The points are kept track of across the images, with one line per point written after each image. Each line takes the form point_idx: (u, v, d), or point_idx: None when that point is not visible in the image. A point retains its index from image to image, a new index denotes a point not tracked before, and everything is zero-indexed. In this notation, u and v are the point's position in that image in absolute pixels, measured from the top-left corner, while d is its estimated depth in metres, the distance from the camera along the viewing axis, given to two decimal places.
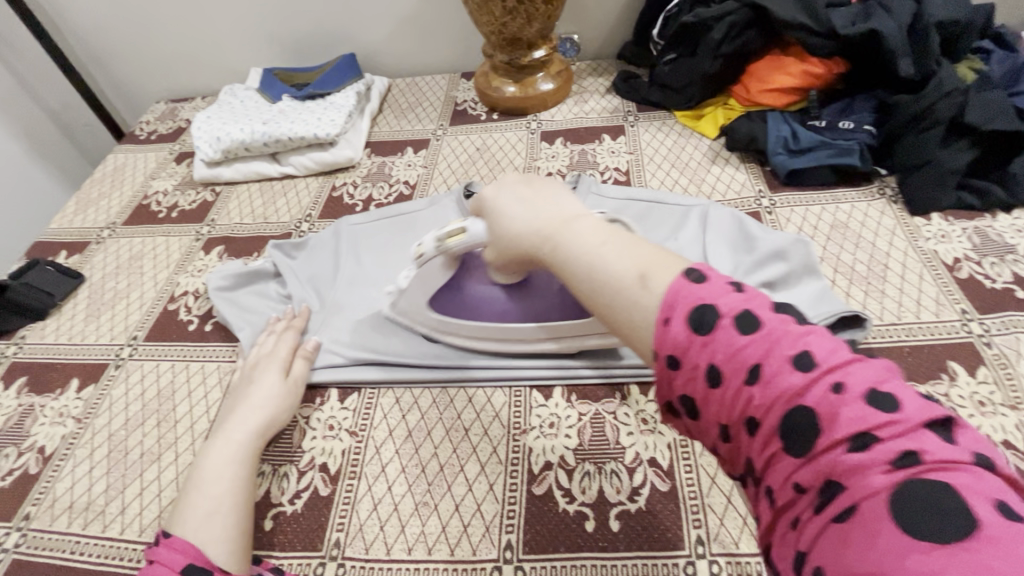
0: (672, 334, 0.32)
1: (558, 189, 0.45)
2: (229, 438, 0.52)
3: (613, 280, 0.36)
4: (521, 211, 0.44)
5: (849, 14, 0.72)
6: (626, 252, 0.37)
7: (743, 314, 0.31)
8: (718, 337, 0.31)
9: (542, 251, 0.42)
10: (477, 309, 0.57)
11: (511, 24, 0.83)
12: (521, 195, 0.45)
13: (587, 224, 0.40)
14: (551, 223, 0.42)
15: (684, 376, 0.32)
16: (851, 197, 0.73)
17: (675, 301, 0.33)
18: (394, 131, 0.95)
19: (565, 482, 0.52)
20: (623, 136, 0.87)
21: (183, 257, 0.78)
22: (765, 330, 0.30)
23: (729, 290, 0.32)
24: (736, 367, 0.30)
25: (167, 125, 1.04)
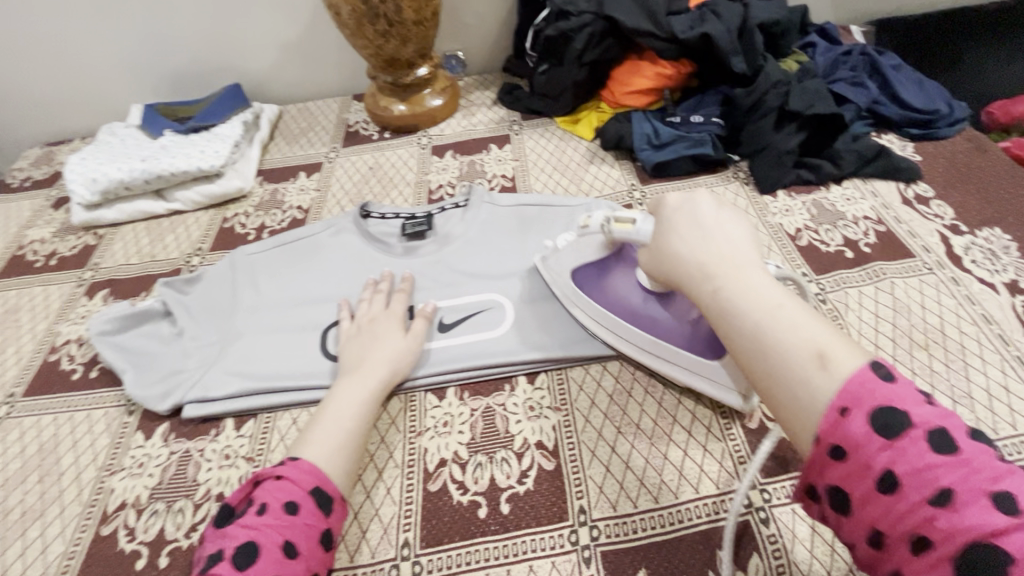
0: (848, 426, 0.32)
1: (736, 231, 0.45)
2: (369, 385, 0.57)
3: (786, 346, 0.36)
4: (690, 239, 0.46)
5: (687, 20, 0.80)
6: (807, 325, 0.37)
7: (937, 431, 0.30)
8: (904, 444, 0.30)
9: (703, 288, 0.43)
10: (600, 288, 0.60)
11: (387, 46, 0.86)
12: (700, 224, 0.46)
13: (758, 280, 0.41)
14: (722, 263, 0.43)
15: (847, 469, 0.32)
16: (710, 182, 0.80)
17: (860, 394, 0.33)
18: (286, 158, 0.95)
19: (459, 475, 0.55)
20: (509, 145, 0.92)
21: (64, 306, 0.75)
22: (965, 456, 0.29)
23: (922, 402, 0.32)
24: (919, 484, 0.29)
25: (42, 171, 1.00)
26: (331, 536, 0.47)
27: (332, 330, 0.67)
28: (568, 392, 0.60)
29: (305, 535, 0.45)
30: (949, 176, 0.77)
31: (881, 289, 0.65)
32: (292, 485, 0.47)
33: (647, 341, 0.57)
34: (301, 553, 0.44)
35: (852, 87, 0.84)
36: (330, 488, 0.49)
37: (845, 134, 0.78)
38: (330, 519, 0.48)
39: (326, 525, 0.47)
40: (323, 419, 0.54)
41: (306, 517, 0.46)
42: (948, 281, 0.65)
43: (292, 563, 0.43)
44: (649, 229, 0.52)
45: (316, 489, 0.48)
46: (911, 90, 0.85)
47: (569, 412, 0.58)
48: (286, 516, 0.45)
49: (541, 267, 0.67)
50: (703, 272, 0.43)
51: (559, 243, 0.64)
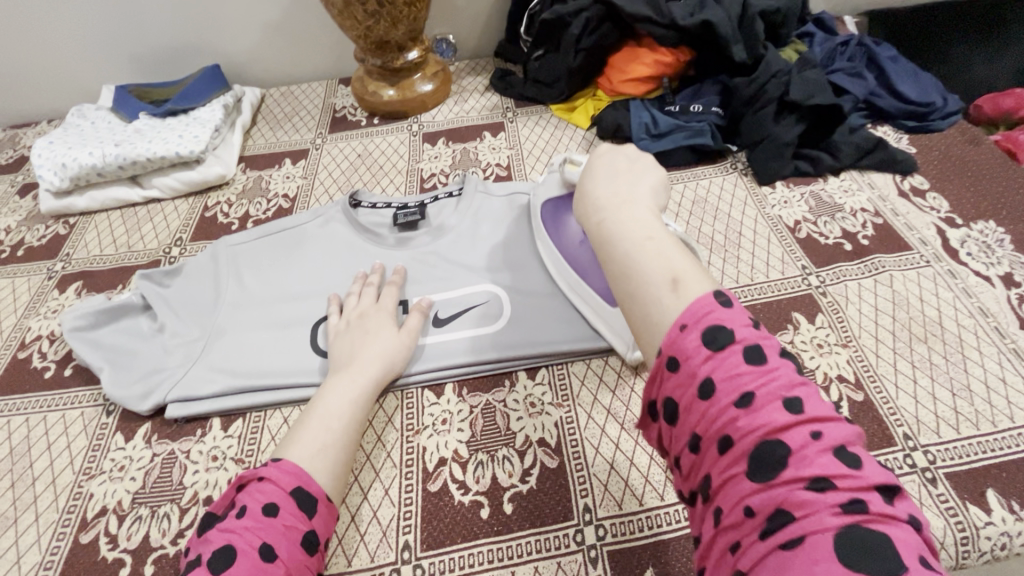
0: (683, 340, 0.36)
1: (644, 175, 0.49)
2: (365, 376, 0.56)
3: (647, 270, 0.40)
4: (604, 179, 0.49)
5: (687, 7, 0.78)
6: (669, 254, 0.41)
7: (753, 346, 0.34)
8: (724, 356, 0.34)
9: (590, 219, 0.46)
10: (557, 218, 0.66)
11: (376, 28, 0.83)
12: (613, 170, 0.50)
13: (642, 216, 0.44)
14: (614, 198, 0.46)
15: (677, 380, 0.36)
16: (708, 174, 0.79)
17: (699, 314, 0.36)
18: (270, 144, 0.91)
19: (459, 475, 0.53)
20: (503, 133, 0.89)
21: (33, 299, 0.71)
22: (769, 367, 0.34)
23: (746, 324, 0.36)
24: (730, 390, 0.33)
25: (6, 155, 0.94)
26: (315, 538, 0.44)
27: (322, 324, 0.64)
28: (570, 388, 0.59)
29: (284, 538, 0.42)
30: (944, 168, 0.77)
31: (880, 282, 0.65)
32: (273, 486, 0.44)
33: (570, 280, 0.63)
34: (280, 557, 0.42)
35: (850, 78, 0.83)
36: (313, 487, 0.46)
37: (843, 126, 0.78)
38: (315, 521, 0.45)
39: (308, 527, 0.44)
40: (313, 415, 0.52)
41: (286, 518, 0.43)
42: (945, 274, 0.65)
43: (271, 567, 0.41)
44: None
45: (298, 489, 0.45)
46: (907, 82, 0.85)
47: (571, 408, 0.57)
48: (264, 518, 0.43)
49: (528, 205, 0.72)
50: (598, 205, 0.46)
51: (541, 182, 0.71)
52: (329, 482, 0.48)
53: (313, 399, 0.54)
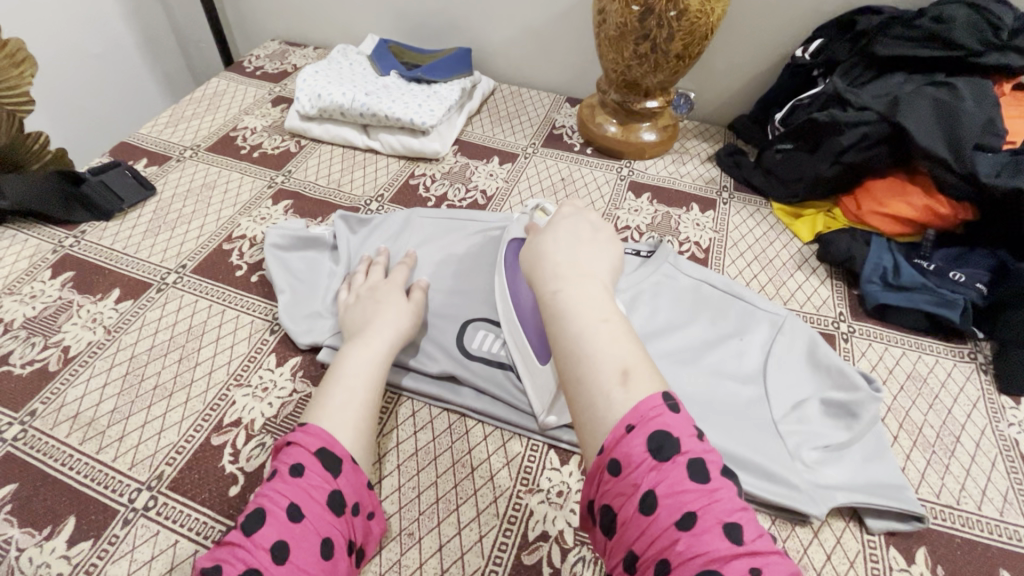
0: (629, 444, 0.36)
1: (597, 252, 0.50)
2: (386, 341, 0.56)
3: (594, 355, 0.41)
4: (561, 248, 0.50)
5: (998, 161, 0.65)
6: (620, 342, 0.41)
7: (696, 460, 0.35)
8: (668, 467, 0.35)
9: (546, 288, 0.46)
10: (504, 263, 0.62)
11: (635, 69, 0.80)
12: (576, 237, 0.51)
13: (599, 296, 0.45)
14: (573, 271, 0.47)
15: (619, 488, 0.36)
16: (936, 350, 0.68)
17: (645, 417, 0.37)
18: (486, 136, 0.94)
19: (557, 560, 0.49)
20: (713, 211, 0.84)
21: (251, 201, 0.78)
22: (711, 485, 0.35)
23: (692, 434, 0.37)
24: (671, 510, 0.34)
25: (274, 65, 1.06)
26: (341, 498, 0.43)
27: (470, 325, 0.63)
28: None
29: (309, 497, 0.42)
30: None
31: None
32: (299, 449, 0.44)
33: (509, 323, 0.59)
34: (306, 518, 0.41)
35: None
36: (337, 448, 0.45)
37: None
38: (340, 481, 0.44)
39: (333, 486, 0.43)
40: (336, 381, 0.52)
41: (311, 478, 0.43)
42: None
43: (299, 528, 0.40)
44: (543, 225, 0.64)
45: (323, 450, 0.45)
46: None
47: None
48: (291, 479, 0.42)
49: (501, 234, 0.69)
50: (555, 275, 0.47)
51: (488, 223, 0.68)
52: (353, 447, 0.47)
53: (334, 365, 0.54)
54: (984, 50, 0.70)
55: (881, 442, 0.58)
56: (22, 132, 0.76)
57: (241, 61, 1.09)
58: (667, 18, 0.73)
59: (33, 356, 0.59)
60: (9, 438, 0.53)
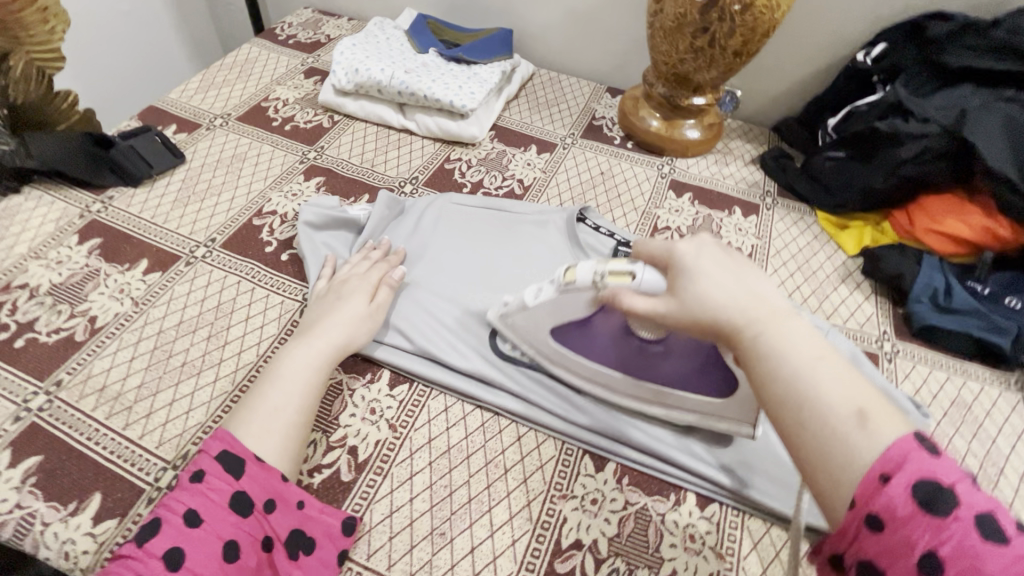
0: (888, 494, 0.29)
1: (762, 272, 0.41)
2: (331, 342, 0.55)
3: (816, 404, 0.33)
4: (725, 283, 0.39)
5: None
6: (851, 382, 0.34)
7: (984, 514, 0.27)
8: (953, 526, 0.27)
9: (740, 333, 0.38)
10: (586, 334, 0.55)
11: (688, 63, 0.77)
12: (723, 269, 0.40)
13: (802, 328, 0.37)
14: (760, 305, 0.38)
15: (883, 545, 0.28)
16: (983, 377, 0.65)
17: (902, 462, 0.29)
18: (524, 123, 0.90)
19: (590, 570, 0.48)
20: (756, 216, 0.81)
21: (282, 175, 0.76)
22: (1014, 548, 0.26)
23: (972, 483, 0.28)
24: (967, 574, 0.26)
25: (307, 35, 1.03)
26: (245, 499, 0.43)
27: None
28: (739, 543, 0.50)
29: (207, 501, 0.42)
30: None
31: None
32: (200, 454, 0.44)
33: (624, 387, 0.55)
34: (203, 520, 0.41)
35: None
36: (239, 448, 0.45)
37: None
38: (243, 481, 0.44)
39: (235, 487, 0.43)
40: (268, 385, 0.50)
41: (210, 481, 0.43)
42: None
43: (195, 532, 0.40)
44: (651, 281, 0.45)
45: (227, 453, 0.45)
46: None
47: (734, 568, 0.49)
48: (189, 485, 0.43)
49: (495, 320, 0.60)
50: (742, 317, 0.38)
51: (528, 301, 0.56)
52: (273, 452, 0.47)
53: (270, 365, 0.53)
54: None
55: None
56: (51, 90, 0.74)
57: (272, 28, 1.05)
58: (730, 11, 0.69)
59: (59, 325, 0.58)
60: (35, 408, 0.52)
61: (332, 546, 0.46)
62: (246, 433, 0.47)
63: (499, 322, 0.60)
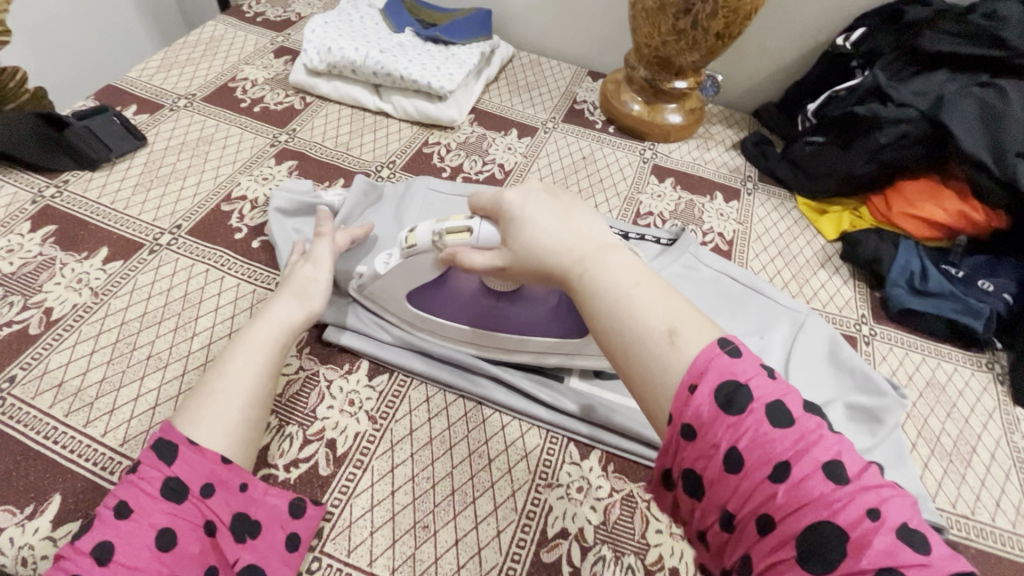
0: (696, 403, 0.32)
1: (593, 213, 0.43)
2: (279, 322, 0.51)
3: (632, 329, 0.35)
4: (551, 227, 0.42)
5: None
6: (662, 301, 0.36)
7: (772, 403, 0.31)
8: (746, 420, 0.31)
9: (571, 273, 0.40)
10: (440, 294, 0.56)
11: (671, 45, 0.76)
12: (547, 212, 0.43)
13: (623, 259, 0.39)
14: (583, 245, 0.41)
15: (698, 451, 0.31)
16: (956, 358, 0.67)
17: (706, 368, 0.32)
18: (504, 106, 0.88)
19: (577, 559, 0.47)
20: (737, 201, 0.81)
21: (252, 159, 0.73)
22: (798, 427, 0.30)
23: (761, 374, 0.32)
24: (761, 461, 0.30)
25: (277, 12, 0.98)
26: (178, 485, 0.41)
27: None
28: None
29: (137, 491, 0.40)
30: None
31: None
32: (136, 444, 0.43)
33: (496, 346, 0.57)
34: (134, 513, 0.39)
35: None
36: (173, 436, 0.43)
37: None
38: (176, 467, 0.42)
39: (167, 474, 0.41)
40: (219, 374, 0.48)
41: (140, 471, 0.41)
42: None
43: (126, 524, 0.39)
44: (487, 235, 0.46)
45: (162, 442, 0.42)
46: None
47: None
48: (124, 477, 0.41)
49: (358, 292, 0.59)
50: (570, 257, 0.40)
51: (377, 268, 0.55)
52: (221, 439, 0.44)
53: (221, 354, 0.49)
54: None
55: (901, 448, 0.56)
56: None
57: (239, 5, 1.00)
58: None
59: (11, 317, 0.54)
60: None
61: (280, 529, 0.44)
62: (189, 424, 0.44)
63: (358, 293, 0.59)
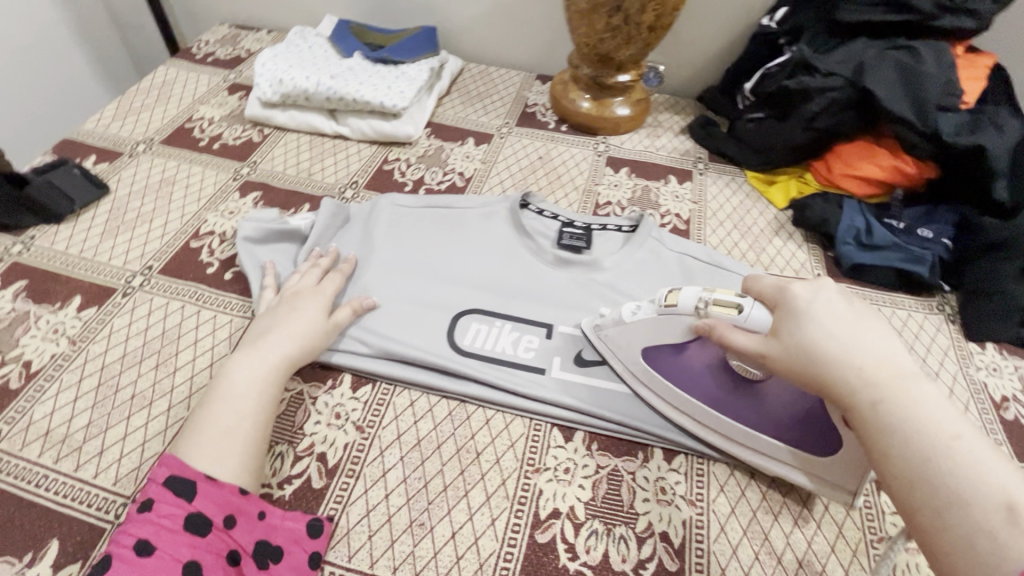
0: None
1: (886, 331, 0.41)
2: (274, 353, 0.54)
3: (955, 488, 0.33)
4: (840, 329, 0.41)
5: (955, 122, 0.68)
6: (992, 466, 0.33)
7: None
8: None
9: (860, 395, 0.38)
10: (678, 366, 0.54)
11: (608, 42, 0.79)
12: (843, 321, 0.41)
13: (927, 397, 0.37)
14: (878, 368, 0.39)
15: None
16: (908, 305, 0.71)
17: None
18: (459, 117, 0.91)
19: (570, 536, 0.49)
20: (690, 182, 0.85)
21: (216, 194, 0.74)
22: None
23: None
24: None
25: (226, 50, 1.00)
26: (201, 519, 0.42)
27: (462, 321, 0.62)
28: (706, 489, 0.53)
29: (159, 529, 0.41)
30: None
31: None
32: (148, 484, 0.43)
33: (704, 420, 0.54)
34: (158, 548, 0.40)
35: None
36: (186, 471, 0.44)
37: None
38: (198, 502, 0.43)
39: (189, 510, 0.42)
40: (218, 402, 0.49)
41: (159, 509, 0.42)
42: None
43: (151, 561, 0.39)
44: (758, 319, 0.45)
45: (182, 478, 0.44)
46: None
47: (704, 512, 0.51)
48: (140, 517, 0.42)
49: (595, 335, 0.59)
50: (860, 379, 0.39)
51: (625, 315, 0.56)
52: (223, 464, 0.46)
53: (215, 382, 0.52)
54: (939, 13, 0.73)
55: None
56: None
57: (188, 47, 1.02)
58: None
59: None
60: None
61: (302, 550, 0.45)
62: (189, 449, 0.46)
63: (595, 336, 0.59)
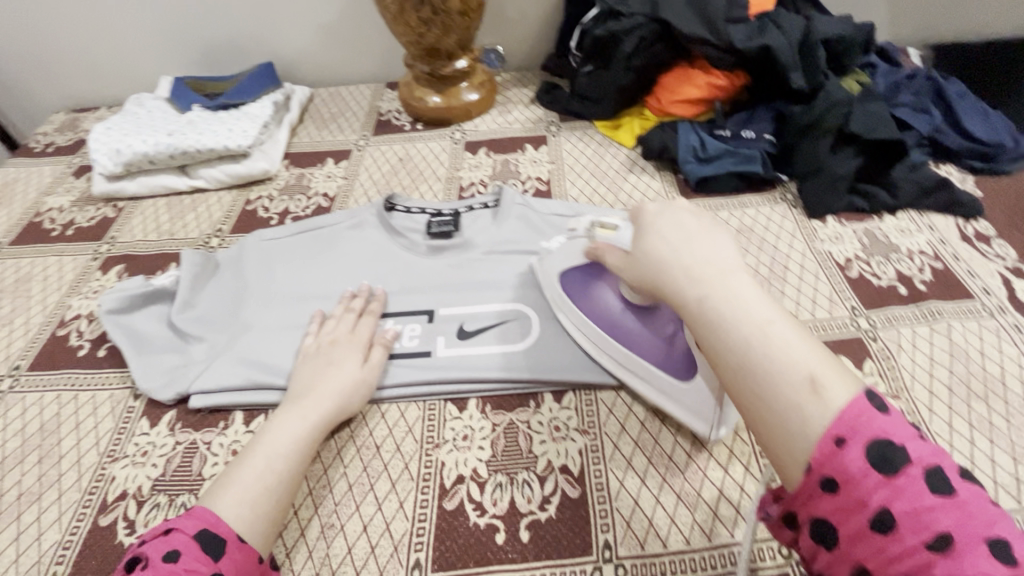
0: (845, 457, 0.31)
1: (724, 239, 0.42)
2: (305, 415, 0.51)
3: (776, 365, 0.34)
4: (676, 245, 0.42)
5: (748, 30, 0.76)
6: (800, 347, 0.35)
7: (932, 469, 0.29)
8: (903, 482, 0.29)
9: (686, 291, 0.40)
10: (582, 293, 0.59)
11: (428, 35, 0.83)
12: (684, 234, 0.43)
13: (750, 286, 0.38)
14: (706, 267, 0.40)
15: (838, 504, 0.31)
16: (756, 202, 0.76)
17: (857, 425, 0.31)
18: (315, 142, 0.92)
19: (476, 494, 0.51)
20: (545, 146, 0.89)
21: (77, 279, 0.73)
22: (959, 494, 0.29)
23: (916, 436, 0.31)
24: (916, 528, 0.28)
25: (68, 137, 0.98)
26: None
27: None
28: (596, 415, 0.56)
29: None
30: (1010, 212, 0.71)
31: (936, 331, 0.60)
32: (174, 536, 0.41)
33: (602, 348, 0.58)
34: None
35: (915, 113, 0.79)
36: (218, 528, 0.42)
37: (903, 163, 0.73)
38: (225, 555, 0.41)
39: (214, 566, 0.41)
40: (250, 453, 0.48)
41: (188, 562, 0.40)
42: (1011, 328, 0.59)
43: None
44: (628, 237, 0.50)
45: (204, 532, 0.42)
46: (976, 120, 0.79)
47: (597, 436, 0.55)
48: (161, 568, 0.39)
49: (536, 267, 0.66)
50: (691, 276, 0.40)
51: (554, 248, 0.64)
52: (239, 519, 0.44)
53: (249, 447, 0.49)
54: None
55: None
56: None
57: (27, 143, 0.99)
58: None
59: None
60: None
61: None
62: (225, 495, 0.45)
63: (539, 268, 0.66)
